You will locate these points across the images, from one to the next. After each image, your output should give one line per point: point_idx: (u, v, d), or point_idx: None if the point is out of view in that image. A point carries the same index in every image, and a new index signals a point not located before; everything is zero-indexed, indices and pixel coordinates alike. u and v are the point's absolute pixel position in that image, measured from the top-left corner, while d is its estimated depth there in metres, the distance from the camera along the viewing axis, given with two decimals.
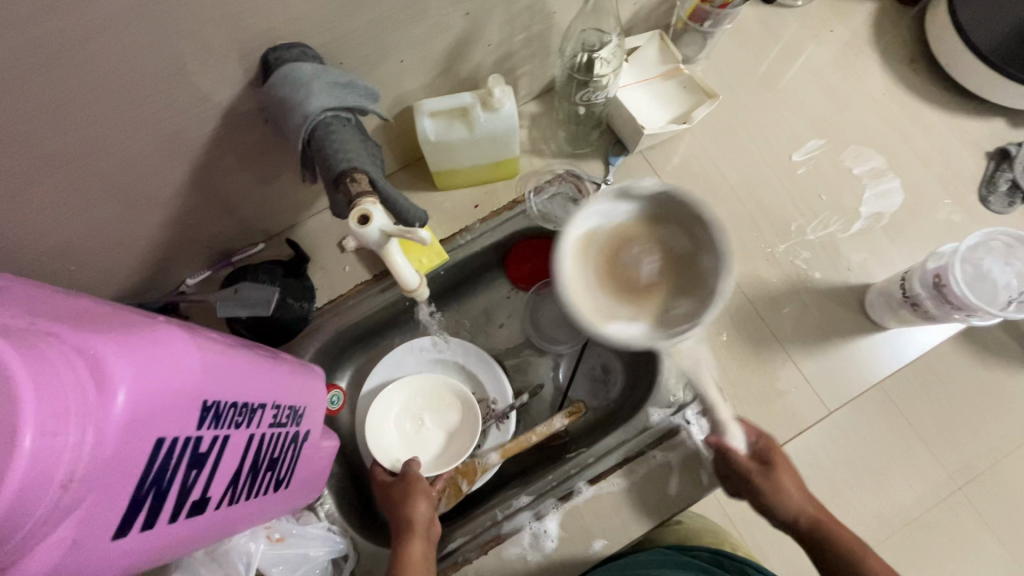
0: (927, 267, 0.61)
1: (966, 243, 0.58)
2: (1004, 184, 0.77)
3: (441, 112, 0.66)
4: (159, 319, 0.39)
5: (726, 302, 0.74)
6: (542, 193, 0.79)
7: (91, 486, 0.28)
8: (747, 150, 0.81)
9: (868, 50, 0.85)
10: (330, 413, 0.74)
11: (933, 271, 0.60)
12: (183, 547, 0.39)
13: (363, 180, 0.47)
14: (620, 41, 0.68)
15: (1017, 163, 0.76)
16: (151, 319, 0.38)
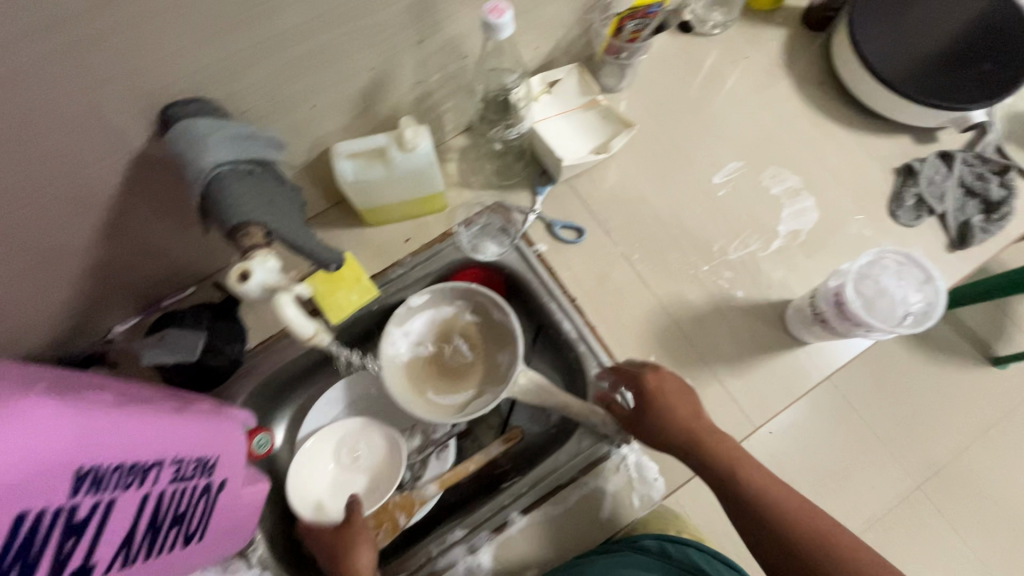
0: (829, 285, 0.64)
1: (858, 262, 0.62)
2: (911, 199, 0.80)
3: (358, 154, 0.67)
4: (35, 387, 0.39)
5: (653, 325, 0.76)
6: (472, 225, 0.81)
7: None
8: (669, 175, 0.84)
9: (781, 74, 0.89)
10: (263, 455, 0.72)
11: (833, 289, 0.63)
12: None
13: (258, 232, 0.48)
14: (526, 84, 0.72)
15: (921, 179, 0.80)
16: (25, 388, 0.38)
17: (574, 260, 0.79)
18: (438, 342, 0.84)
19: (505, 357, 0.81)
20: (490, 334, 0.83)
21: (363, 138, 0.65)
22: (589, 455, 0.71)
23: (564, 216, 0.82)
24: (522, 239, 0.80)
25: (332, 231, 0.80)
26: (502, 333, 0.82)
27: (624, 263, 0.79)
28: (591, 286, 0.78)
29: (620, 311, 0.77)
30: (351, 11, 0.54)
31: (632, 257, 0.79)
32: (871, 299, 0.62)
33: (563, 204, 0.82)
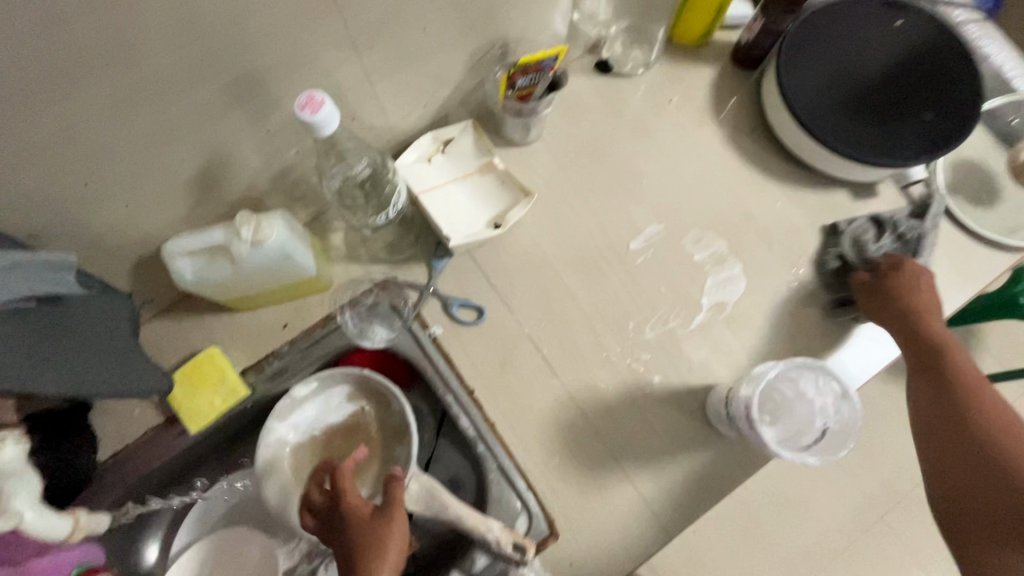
0: (743, 394, 0.57)
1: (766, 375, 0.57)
2: (834, 262, 0.73)
3: (197, 250, 0.58)
4: None
5: (558, 420, 0.68)
6: (358, 306, 0.72)
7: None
8: (583, 240, 0.75)
9: (708, 120, 0.81)
10: None
11: (745, 403, 0.57)
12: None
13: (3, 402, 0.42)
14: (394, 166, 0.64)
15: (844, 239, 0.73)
16: None
17: (473, 343, 0.71)
18: (331, 433, 0.75)
19: (401, 451, 0.73)
20: (388, 423, 0.75)
21: (198, 234, 0.56)
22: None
23: (463, 292, 0.72)
24: (415, 321, 0.71)
25: (198, 319, 0.71)
26: (398, 423, 0.73)
27: (529, 345, 0.71)
28: (490, 374, 0.70)
29: (523, 403, 0.69)
30: (139, 102, 0.45)
31: (539, 338, 0.71)
32: (770, 406, 0.60)
33: (462, 278, 0.73)
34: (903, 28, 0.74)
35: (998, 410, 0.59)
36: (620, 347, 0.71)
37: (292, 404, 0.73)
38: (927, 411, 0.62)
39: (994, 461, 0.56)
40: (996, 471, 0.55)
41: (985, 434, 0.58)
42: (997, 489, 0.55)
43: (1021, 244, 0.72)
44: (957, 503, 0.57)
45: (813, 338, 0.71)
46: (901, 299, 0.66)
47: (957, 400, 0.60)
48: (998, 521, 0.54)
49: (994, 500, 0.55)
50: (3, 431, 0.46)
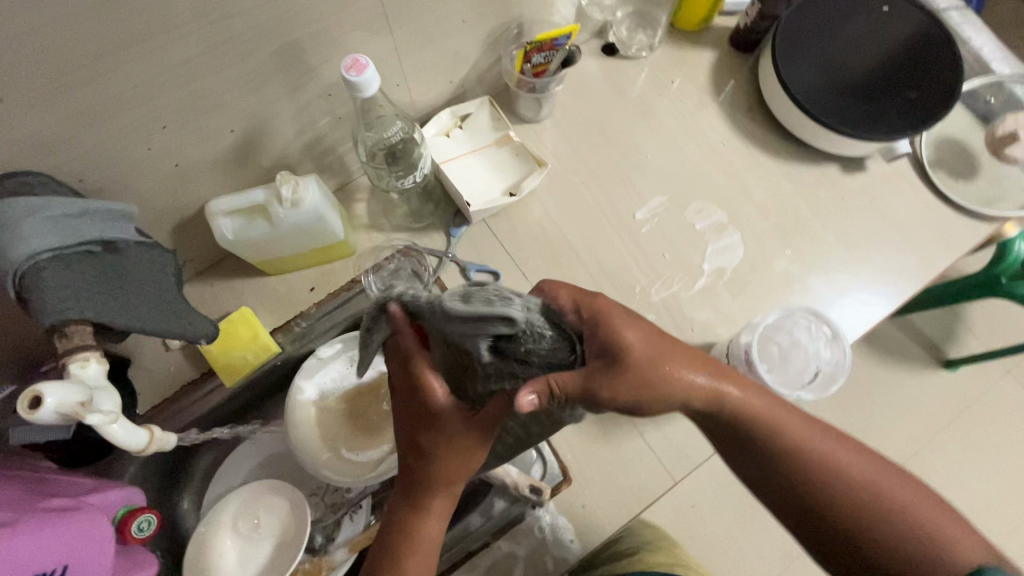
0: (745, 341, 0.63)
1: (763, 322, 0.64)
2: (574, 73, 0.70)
3: (237, 211, 0.62)
4: None
5: None
6: (381, 272, 0.76)
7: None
8: (591, 210, 0.80)
9: (707, 100, 0.86)
10: (151, 536, 0.65)
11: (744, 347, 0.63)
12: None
13: (80, 330, 0.46)
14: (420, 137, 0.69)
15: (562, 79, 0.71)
16: None
17: None
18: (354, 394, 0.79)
19: None
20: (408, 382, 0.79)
21: (238, 195, 0.60)
22: (501, 517, 0.68)
23: (479, 259, 0.77)
24: (435, 285, 0.75)
25: (230, 282, 0.75)
26: None
27: None
28: None
29: None
30: (196, 69, 0.50)
31: None
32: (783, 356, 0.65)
33: (478, 246, 0.78)
34: (890, 13, 0.79)
35: (798, 430, 0.48)
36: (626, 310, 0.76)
37: (317, 365, 0.76)
38: (734, 447, 0.49)
39: (832, 494, 0.47)
40: (831, 506, 0.47)
41: (806, 462, 0.47)
42: (841, 519, 0.47)
43: (998, 214, 0.78)
44: (810, 536, 0.48)
45: (805, 303, 0.76)
46: (625, 367, 0.43)
47: (769, 422, 0.48)
48: (870, 561, 0.46)
49: (865, 525, 0.46)
50: (77, 351, 0.45)
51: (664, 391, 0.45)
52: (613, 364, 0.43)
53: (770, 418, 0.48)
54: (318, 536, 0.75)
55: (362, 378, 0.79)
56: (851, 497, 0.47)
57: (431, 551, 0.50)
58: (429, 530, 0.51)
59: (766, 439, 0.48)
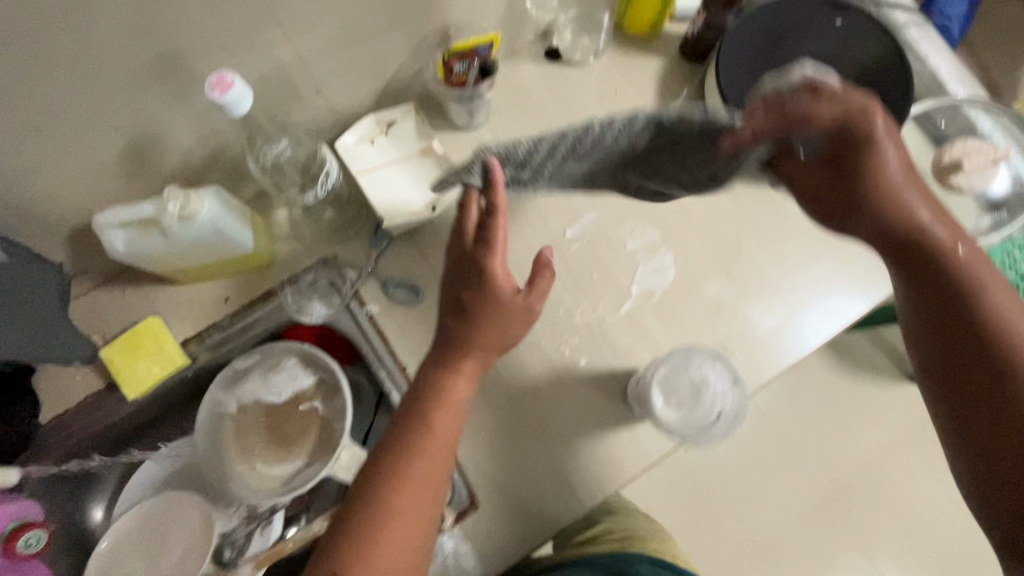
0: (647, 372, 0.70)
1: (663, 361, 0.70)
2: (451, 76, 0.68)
3: (128, 224, 0.59)
4: None
5: (485, 398, 0.71)
6: (298, 284, 0.74)
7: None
8: (521, 226, 0.77)
9: (652, 112, 0.82)
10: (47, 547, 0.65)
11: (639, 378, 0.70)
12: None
13: None
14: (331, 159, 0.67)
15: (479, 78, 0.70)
16: None
17: (409, 322, 0.73)
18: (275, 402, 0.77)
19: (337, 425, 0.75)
20: (327, 397, 0.77)
21: (127, 206, 0.57)
22: None
23: (401, 272, 0.74)
24: (353, 301, 0.73)
25: (141, 289, 0.73)
26: (334, 398, 0.76)
27: None
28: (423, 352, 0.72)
29: None
30: (55, 81, 0.47)
31: None
32: (683, 392, 0.70)
33: (400, 259, 0.75)
34: (842, 28, 0.75)
35: (998, 311, 0.56)
36: (550, 330, 0.73)
37: (234, 375, 0.75)
38: (942, 334, 0.57)
39: (1017, 382, 0.52)
40: (992, 395, 0.53)
41: (1003, 342, 0.54)
42: (990, 407, 0.53)
43: None
44: (983, 450, 0.52)
45: (735, 329, 0.74)
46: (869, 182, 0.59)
47: (968, 303, 0.56)
48: (1010, 462, 0.51)
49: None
50: None
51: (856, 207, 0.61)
52: (837, 135, 0.59)
53: (975, 281, 0.57)
54: (228, 551, 0.74)
55: (280, 394, 0.77)
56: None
57: (411, 517, 0.59)
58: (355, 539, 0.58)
59: (961, 318, 0.56)
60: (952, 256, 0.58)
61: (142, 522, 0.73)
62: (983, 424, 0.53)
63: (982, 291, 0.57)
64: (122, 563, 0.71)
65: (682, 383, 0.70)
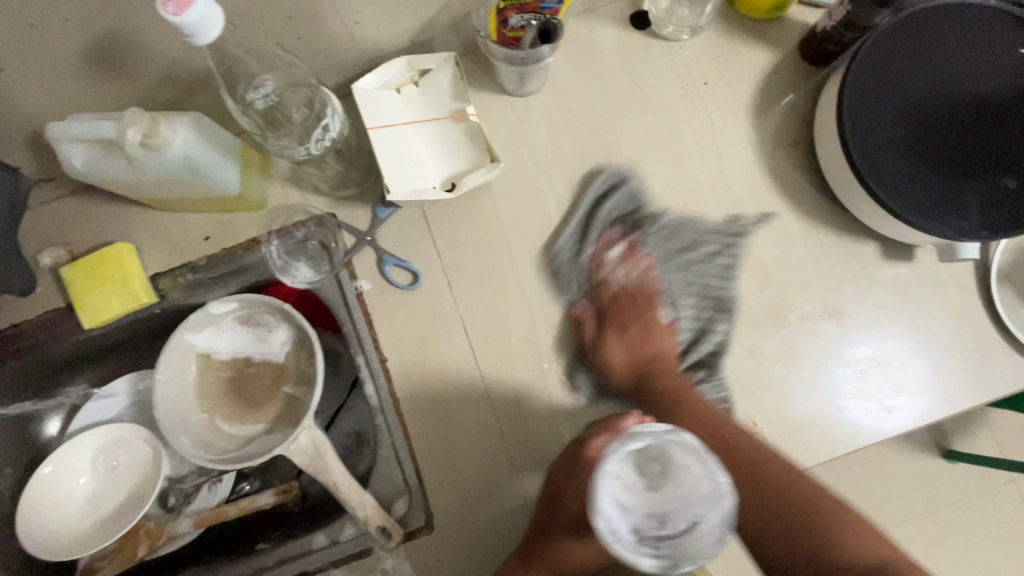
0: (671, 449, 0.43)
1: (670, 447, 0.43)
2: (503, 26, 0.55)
3: (90, 140, 0.50)
4: None
5: (466, 414, 0.62)
6: (288, 238, 0.65)
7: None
8: (552, 225, 0.65)
9: (743, 118, 0.66)
10: None
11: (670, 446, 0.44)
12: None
13: None
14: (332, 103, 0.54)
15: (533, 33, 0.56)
16: None
17: (399, 312, 0.64)
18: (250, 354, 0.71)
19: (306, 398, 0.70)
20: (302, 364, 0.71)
21: (87, 121, 0.48)
22: (348, 546, 0.61)
23: (402, 252, 0.64)
24: (343, 268, 0.64)
25: (117, 207, 0.65)
26: (307, 366, 0.70)
27: (458, 327, 0.64)
28: (409, 347, 0.63)
29: (434, 386, 0.63)
30: None
31: (470, 323, 0.63)
32: (650, 469, 0.44)
33: (405, 234, 0.64)
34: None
35: (777, 464, 0.56)
36: (556, 357, 0.63)
37: (207, 319, 0.68)
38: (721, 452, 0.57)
39: (787, 561, 0.54)
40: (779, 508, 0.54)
41: (774, 477, 0.55)
42: (789, 526, 0.54)
43: None
44: None
45: (766, 406, 0.61)
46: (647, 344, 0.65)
47: (743, 459, 0.56)
48: (786, 558, 0.54)
49: (811, 539, 0.53)
50: None
51: (609, 364, 0.64)
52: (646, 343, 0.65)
53: (761, 475, 0.55)
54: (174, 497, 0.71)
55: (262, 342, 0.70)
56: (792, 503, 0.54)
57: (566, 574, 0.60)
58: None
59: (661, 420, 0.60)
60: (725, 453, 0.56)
61: (96, 449, 0.70)
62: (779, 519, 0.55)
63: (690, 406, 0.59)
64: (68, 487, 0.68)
65: (648, 463, 0.45)
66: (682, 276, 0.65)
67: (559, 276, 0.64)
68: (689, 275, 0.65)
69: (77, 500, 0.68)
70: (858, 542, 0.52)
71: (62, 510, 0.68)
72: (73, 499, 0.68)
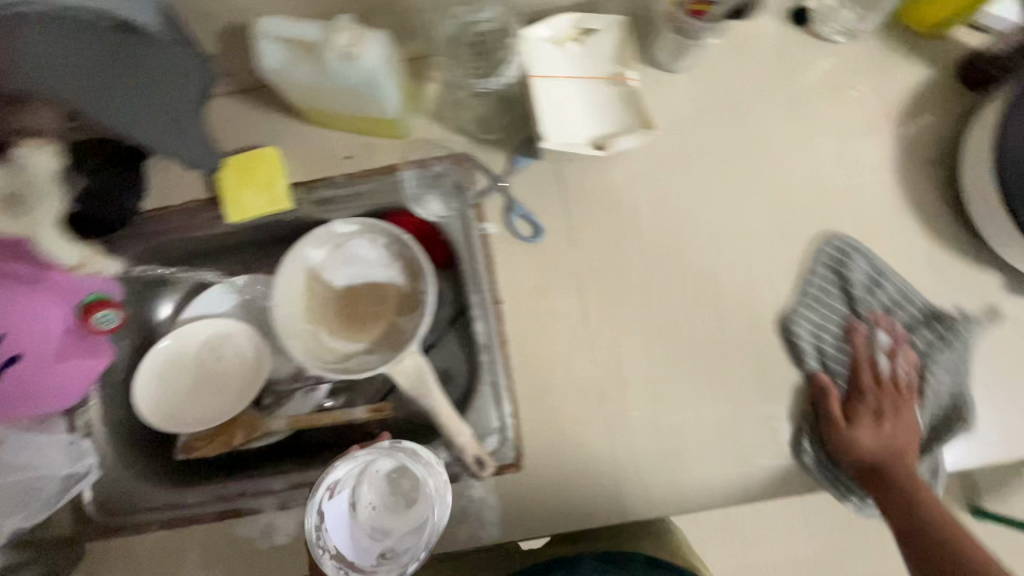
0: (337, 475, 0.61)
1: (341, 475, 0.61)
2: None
3: (291, 41, 0.53)
4: None
5: (569, 368, 0.64)
6: (425, 170, 0.67)
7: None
8: (680, 203, 0.66)
9: (887, 129, 0.67)
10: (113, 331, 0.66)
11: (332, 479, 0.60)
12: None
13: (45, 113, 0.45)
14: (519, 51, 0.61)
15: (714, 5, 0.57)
16: None
17: (519, 260, 0.66)
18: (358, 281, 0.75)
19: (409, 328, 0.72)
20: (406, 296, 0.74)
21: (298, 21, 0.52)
22: (437, 471, 0.63)
23: (531, 203, 0.66)
24: (473, 208, 0.66)
25: (269, 115, 0.68)
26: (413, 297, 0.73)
27: (573, 284, 0.65)
28: (524, 295, 0.65)
29: (542, 334, 0.65)
30: None
31: (586, 283, 0.65)
32: (398, 489, 0.65)
33: (537, 186, 0.66)
34: None
35: (946, 509, 0.55)
36: (663, 329, 0.64)
37: (329, 238, 0.71)
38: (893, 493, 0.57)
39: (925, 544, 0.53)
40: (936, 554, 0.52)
41: (920, 504, 0.56)
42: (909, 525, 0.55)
43: None
44: None
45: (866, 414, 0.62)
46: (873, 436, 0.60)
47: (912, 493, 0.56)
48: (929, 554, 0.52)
49: (942, 547, 0.52)
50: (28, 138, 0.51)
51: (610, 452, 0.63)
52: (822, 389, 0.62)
53: (882, 477, 0.59)
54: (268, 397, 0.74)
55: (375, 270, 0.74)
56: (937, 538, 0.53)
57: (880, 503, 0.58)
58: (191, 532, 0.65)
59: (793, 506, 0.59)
60: (903, 488, 0.57)
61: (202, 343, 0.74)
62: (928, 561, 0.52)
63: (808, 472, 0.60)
64: (175, 375, 0.72)
65: (403, 482, 0.65)
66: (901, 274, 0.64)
67: (653, 325, 0.64)
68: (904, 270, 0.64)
69: (180, 387, 0.72)
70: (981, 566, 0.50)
71: (165, 394, 0.71)
72: (177, 385, 0.72)
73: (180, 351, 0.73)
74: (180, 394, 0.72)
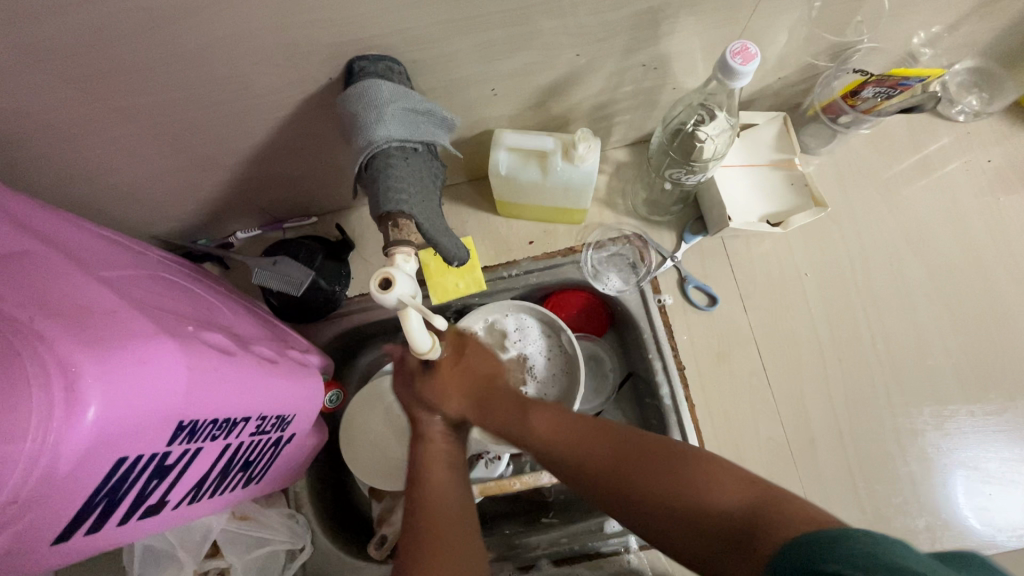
0: None
1: None
2: (868, 93, 0.64)
3: (520, 150, 0.62)
4: (179, 327, 0.39)
5: (756, 425, 0.68)
6: (602, 250, 0.75)
7: (22, 512, 0.29)
8: (838, 265, 0.73)
9: (1021, 188, 0.74)
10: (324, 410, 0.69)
11: None
12: (106, 546, 0.38)
13: (406, 225, 0.47)
14: (733, 124, 0.60)
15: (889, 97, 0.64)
16: (173, 325, 0.39)
17: (698, 325, 0.72)
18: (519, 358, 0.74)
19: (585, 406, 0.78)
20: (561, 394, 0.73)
21: (531, 135, 0.61)
22: (639, 533, 0.66)
23: (702, 274, 0.73)
24: (649, 282, 0.73)
25: (461, 208, 0.77)
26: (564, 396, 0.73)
27: (751, 345, 0.71)
28: (705, 358, 0.71)
29: (727, 397, 0.69)
30: (580, 4, 0.49)
31: (762, 344, 0.71)
32: None
33: (705, 260, 0.74)
34: None
35: None
36: (841, 387, 0.69)
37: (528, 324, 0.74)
38: None
39: None
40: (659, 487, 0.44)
41: None
42: None
43: None
44: None
45: None
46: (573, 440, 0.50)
47: None
48: None
49: None
50: (401, 245, 0.45)
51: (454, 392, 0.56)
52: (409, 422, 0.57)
53: None
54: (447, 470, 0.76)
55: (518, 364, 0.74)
56: (668, 467, 0.45)
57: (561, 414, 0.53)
58: (437, 450, 0.53)
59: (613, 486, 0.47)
60: None
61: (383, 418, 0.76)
62: (664, 490, 0.44)
63: (589, 421, 0.52)
64: (361, 449, 0.74)
65: None
66: (747, 310, 0.72)
67: (831, 380, 0.69)
68: (759, 325, 0.71)
69: (367, 463, 0.73)
70: (726, 480, 0.43)
71: (358, 466, 0.73)
72: (362, 460, 0.73)
73: (364, 425, 0.75)
74: (366, 468, 0.73)
